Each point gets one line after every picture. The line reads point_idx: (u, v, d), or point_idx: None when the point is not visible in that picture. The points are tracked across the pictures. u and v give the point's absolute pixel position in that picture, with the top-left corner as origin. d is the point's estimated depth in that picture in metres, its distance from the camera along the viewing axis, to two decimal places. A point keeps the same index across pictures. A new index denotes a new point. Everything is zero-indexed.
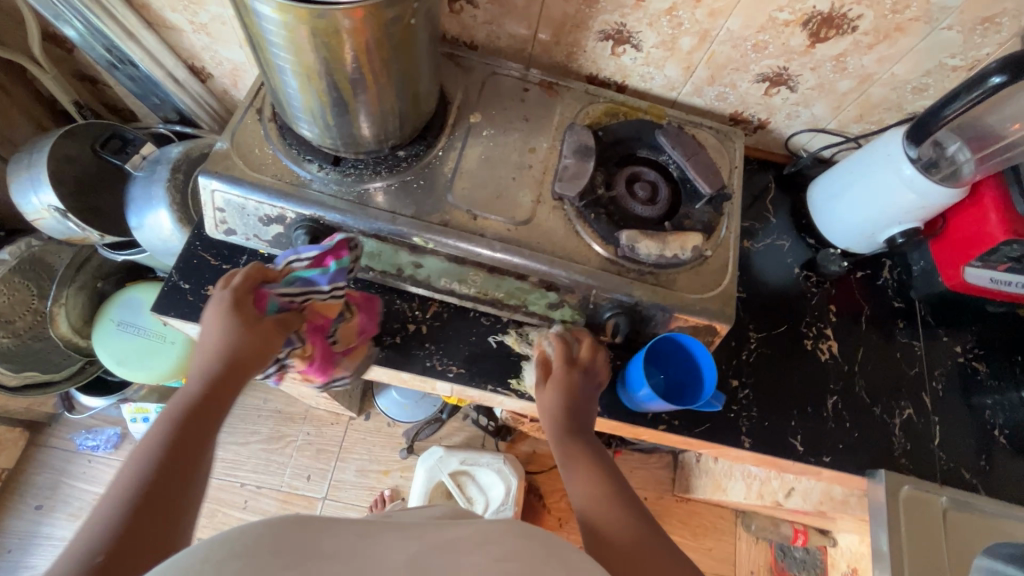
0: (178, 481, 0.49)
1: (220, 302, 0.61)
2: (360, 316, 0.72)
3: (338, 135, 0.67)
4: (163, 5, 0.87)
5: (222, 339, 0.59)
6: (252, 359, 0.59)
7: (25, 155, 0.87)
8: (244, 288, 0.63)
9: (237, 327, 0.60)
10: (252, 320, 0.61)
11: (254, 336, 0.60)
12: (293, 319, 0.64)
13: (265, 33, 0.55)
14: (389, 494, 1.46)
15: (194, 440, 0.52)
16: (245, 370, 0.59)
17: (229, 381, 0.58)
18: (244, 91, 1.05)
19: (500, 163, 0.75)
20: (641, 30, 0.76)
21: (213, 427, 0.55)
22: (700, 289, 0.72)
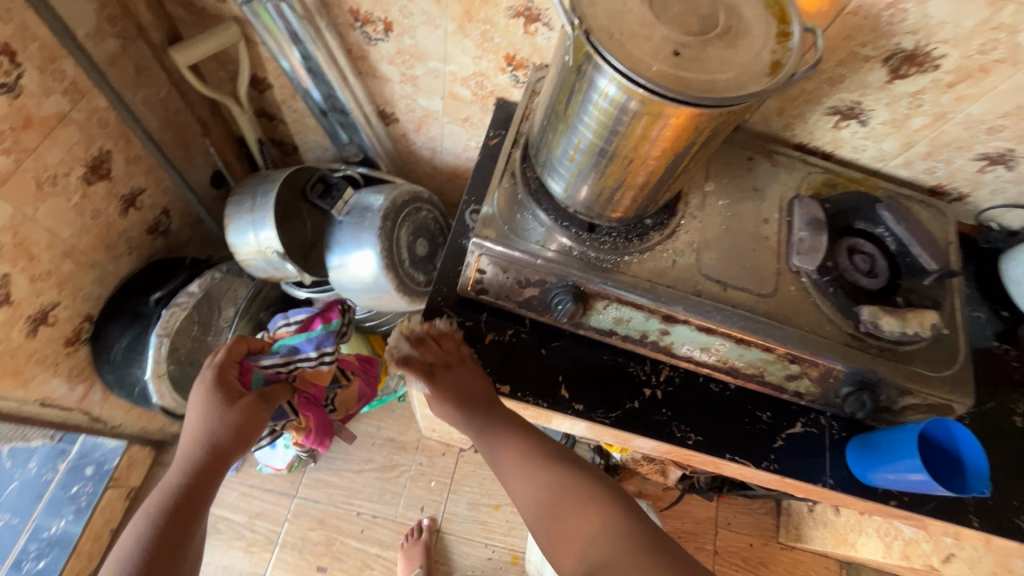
0: (165, 550, 0.58)
1: (210, 379, 0.72)
2: (355, 382, 1.05)
3: (606, 206, 0.69)
4: (383, 58, 0.90)
5: (204, 425, 0.68)
6: (231, 438, 0.68)
7: (246, 197, 0.91)
8: (229, 363, 0.75)
9: (219, 410, 0.69)
10: (233, 396, 0.71)
11: (234, 419, 0.69)
12: (273, 390, 0.77)
13: (603, 119, 0.56)
14: (428, 524, 1.45)
15: (184, 514, 0.62)
16: (223, 456, 0.67)
17: (214, 467, 0.66)
18: (425, 135, 1.08)
19: (738, 233, 0.76)
20: (875, 108, 0.78)
21: (202, 499, 0.64)
22: (938, 367, 0.73)
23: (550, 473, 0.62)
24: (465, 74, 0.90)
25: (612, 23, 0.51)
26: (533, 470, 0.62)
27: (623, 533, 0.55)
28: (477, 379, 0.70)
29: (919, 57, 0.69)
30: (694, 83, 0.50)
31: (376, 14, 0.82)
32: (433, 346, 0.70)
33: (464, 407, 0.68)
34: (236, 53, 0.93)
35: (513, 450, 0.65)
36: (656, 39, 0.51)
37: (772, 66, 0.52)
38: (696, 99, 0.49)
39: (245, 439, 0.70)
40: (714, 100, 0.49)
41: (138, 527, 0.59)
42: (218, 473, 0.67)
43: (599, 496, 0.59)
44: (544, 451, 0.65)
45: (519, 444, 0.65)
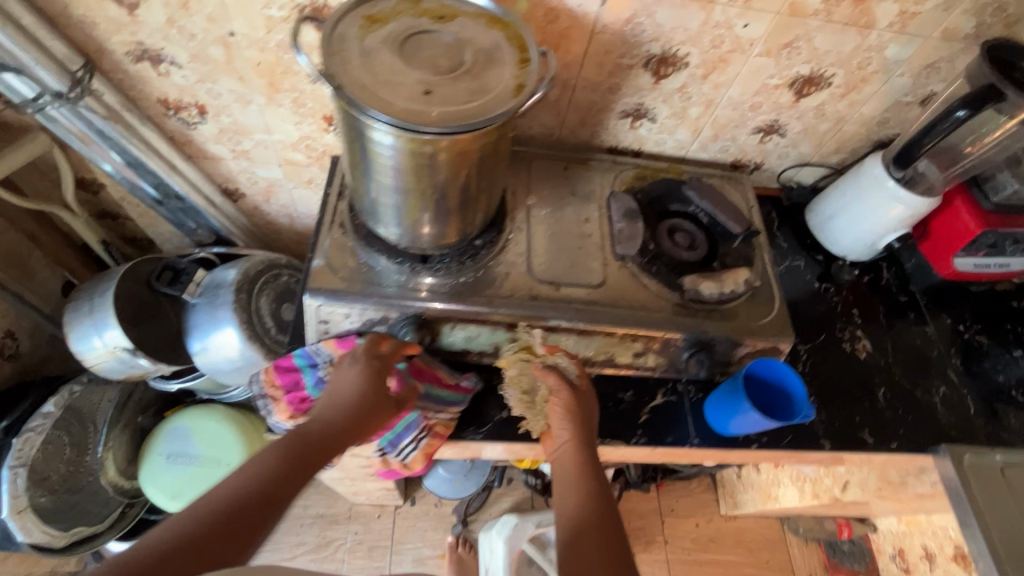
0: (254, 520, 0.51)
1: (366, 365, 0.68)
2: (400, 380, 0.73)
3: (429, 237, 0.73)
4: (207, 139, 0.92)
5: (348, 392, 0.65)
6: (361, 410, 0.65)
7: (84, 301, 0.88)
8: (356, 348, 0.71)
9: (364, 393, 0.66)
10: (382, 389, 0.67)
11: (366, 397, 0.66)
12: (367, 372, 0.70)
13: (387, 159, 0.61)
14: None
15: (282, 483, 0.55)
16: (339, 440, 0.62)
17: (318, 452, 0.60)
18: (276, 204, 1.09)
19: (564, 236, 0.83)
20: (657, 106, 0.89)
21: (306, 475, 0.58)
22: (759, 316, 0.82)
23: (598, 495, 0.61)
24: (293, 140, 0.93)
25: (362, 75, 0.56)
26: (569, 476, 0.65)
27: None
28: (589, 413, 0.72)
29: (670, 58, 0.81)
30: (444, 116, 0.56)
31: (186, 100, 0.84)
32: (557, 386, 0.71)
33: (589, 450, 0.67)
34: (52, 160, 0.91)
35: (566, 458, 0.68)
36: (406, 83, 0.57)
37: (515, 88, 0.59)
38: (446, 129, 0.55)
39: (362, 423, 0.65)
40: (462, 127, 0.55)
41: (216, 488, 0.52)
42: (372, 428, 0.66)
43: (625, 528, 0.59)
44: (592, 461, 0.66)
45: (572, 455, 0.67)
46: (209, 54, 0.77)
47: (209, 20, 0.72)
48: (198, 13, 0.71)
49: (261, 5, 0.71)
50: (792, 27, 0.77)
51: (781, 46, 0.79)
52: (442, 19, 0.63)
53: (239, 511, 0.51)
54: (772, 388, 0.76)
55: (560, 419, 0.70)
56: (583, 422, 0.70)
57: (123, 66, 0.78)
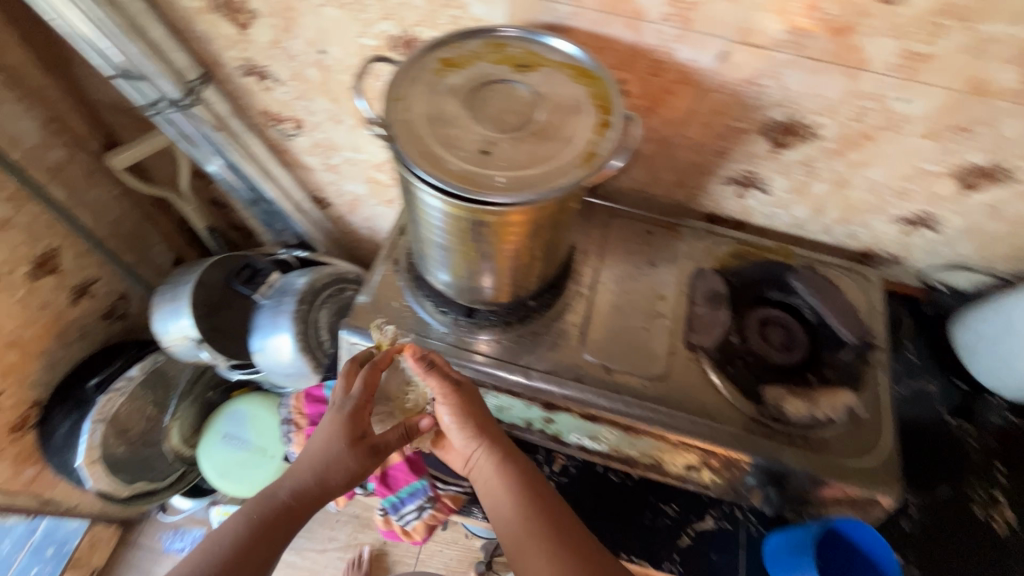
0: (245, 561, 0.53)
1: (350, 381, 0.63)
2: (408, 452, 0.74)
3: (476, 293, 0.68)
4: (302, 150, 0.95)
5: (326, 456, 0.59)
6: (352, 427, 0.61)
7: (171, 287, 0.96)
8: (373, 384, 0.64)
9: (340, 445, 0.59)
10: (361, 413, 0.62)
11: (359, 459, 0.60)
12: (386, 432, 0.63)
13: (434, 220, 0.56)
14: None
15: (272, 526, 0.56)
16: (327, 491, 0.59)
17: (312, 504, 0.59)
18: (359, 216, 1.11)
19: (630, 312, 0.73)
20: (772, 177, 0.75)
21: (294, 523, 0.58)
22: (857, 455, 0.66)
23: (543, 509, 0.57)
24: (378, 161, 0.93)
25: (421, 125, 0.52)
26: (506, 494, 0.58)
27: None
28: (484, 412, 0.63)
29: (796, 127, 0.67)
30: (496, 181, 0.50)
31: (285, 113, 0.87)
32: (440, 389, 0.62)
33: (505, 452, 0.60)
34: (174, 153, 1.00)
35: (484, 465, 0.61)
36: (464, 138, 0.52)
37: (585, 156, 0.51)
38: (493, 197, 0.49)
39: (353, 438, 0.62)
40: (512, 197, 0.49)
41: (203, 547, 0.53)
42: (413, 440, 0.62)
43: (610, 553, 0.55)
44: (527, 471, 0.60)
45: (494, 461, 0.60)
46: (306, 75, 0.79)
47: (309, 43, 0.73)
48: (298, 37, 0.73)
49: (356, 33, 0.70)
50: (969, 108, 0.60)
51: (950, 128, 0.63)
52: (523, 68, 0.57)
53: (246, 549, 0.53)
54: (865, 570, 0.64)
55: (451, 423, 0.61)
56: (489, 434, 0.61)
57: (235, 78, 0.82)
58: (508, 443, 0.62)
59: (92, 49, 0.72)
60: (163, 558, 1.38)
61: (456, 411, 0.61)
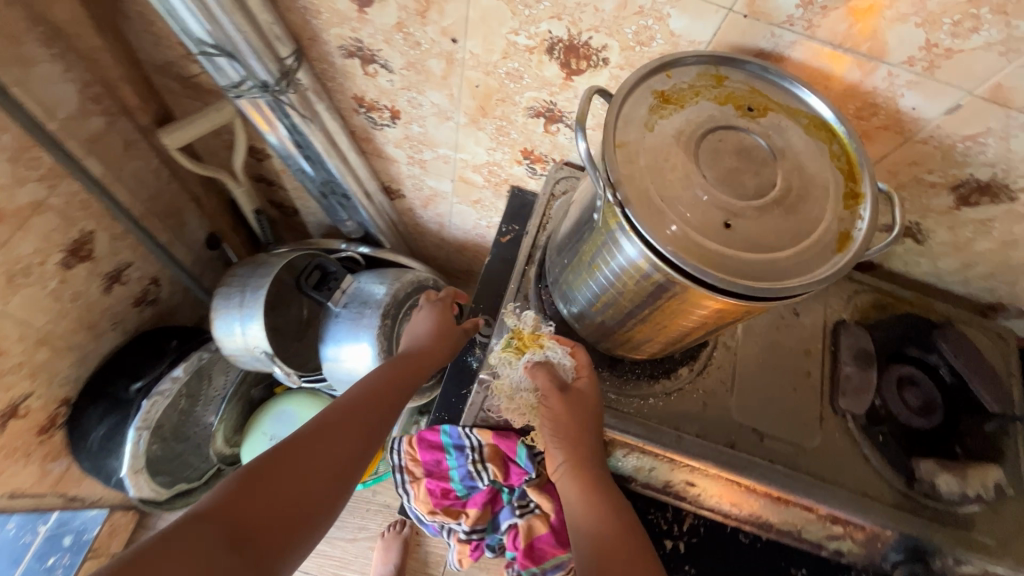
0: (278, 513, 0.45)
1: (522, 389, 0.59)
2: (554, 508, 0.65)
3: (628, 347, 0.60)
4: (389, 141, 0.83)
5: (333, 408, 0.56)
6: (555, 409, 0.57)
7: (235, 288, 0.85)
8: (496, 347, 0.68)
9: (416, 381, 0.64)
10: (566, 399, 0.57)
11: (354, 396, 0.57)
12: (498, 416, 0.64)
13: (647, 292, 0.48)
14: None
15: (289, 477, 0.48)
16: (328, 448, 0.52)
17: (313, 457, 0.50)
18: (432, 212, 1.00)
19: (777, 368, 0.68)
20: (937, 230, 0.70)
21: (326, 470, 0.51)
22: (1003, 537, 0.64)
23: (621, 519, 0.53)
24: (478, 162, 0.82)
25: (650, 185, 0.43)
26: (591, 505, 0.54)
27: None
28: (591, 411, 0.57)
29: (995, 188, 0.61)
30: (747, 266, 0.42)
31: (383, 102, 0.75)
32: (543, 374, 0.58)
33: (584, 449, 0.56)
34: (233, 130, 0.86)
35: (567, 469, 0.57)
36: (702, 206, 0.43)
37: (837, 239, 0.44)
38: (750, 287, 0.41)
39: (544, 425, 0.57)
40: (771, 289, 0.41)
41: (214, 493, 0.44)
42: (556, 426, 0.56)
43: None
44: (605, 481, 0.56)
45: (579, 461, 0.56)
46: (426, 66, 0.66)
47: (443, 32, 0.61)
48: (433, 23, 0.60)
49: (509, 29, 0.58)
50: None
51: None
52: (750, 111, 0.48)
53: (252, 494, 0.45)
54: None
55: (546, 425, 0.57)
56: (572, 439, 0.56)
57: (332, 58, 0.69)
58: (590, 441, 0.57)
59: (188, 14, 0.58)
60: None
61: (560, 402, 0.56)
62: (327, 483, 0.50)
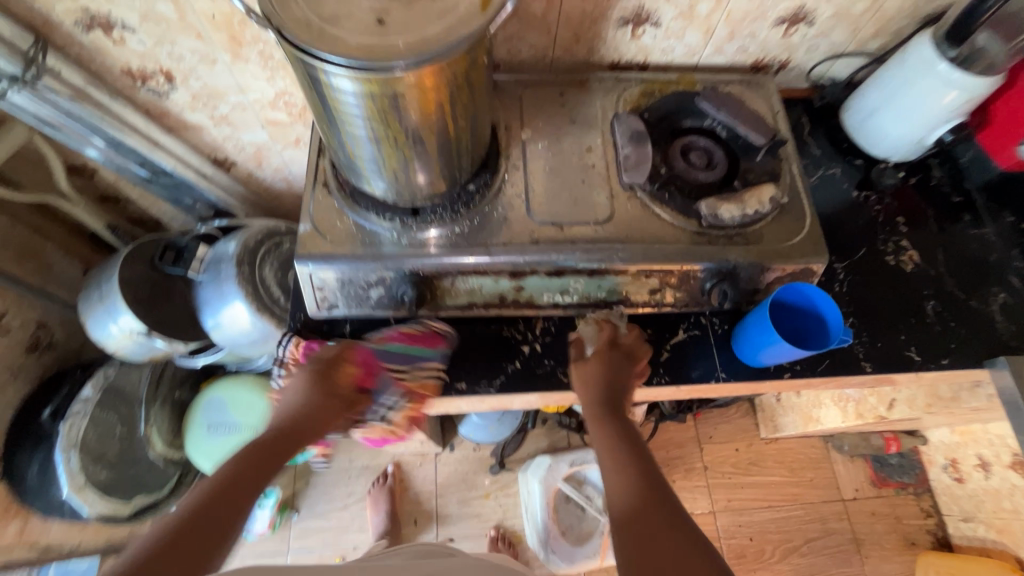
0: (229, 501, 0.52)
1: (313, 373, 0.66)
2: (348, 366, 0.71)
3: (410, 188, 0.68)
4: (183, 108, 0.88)
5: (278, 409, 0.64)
6: (311, 419, 0.63)
7: (94, 289, 0.90)
8: (325, 361, 0.67)
9: (307, 385, 0.65)
10: (334, 394, 0.65)
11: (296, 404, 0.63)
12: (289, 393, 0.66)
13: (350, 108, 0.55)
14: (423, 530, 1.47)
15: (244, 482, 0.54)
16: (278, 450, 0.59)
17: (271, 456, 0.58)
18: (268, 169, 1.05)
19: (564, 169, 0.76)
20: (660, 8, 0.78)
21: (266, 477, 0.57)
22: (788, 236, 0.75)
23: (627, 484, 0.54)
24: (270, 97, 0.87)
25: (307, 11, 0.50)
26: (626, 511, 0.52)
27: None
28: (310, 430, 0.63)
29: None
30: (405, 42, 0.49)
31: (150, 67, 0.79)
32: (326, 361, 0.67)
33: (612, 409, 0.64)
34: (39, 149, 0.89)
35: (605, 455, 0.59)
36: (359, 14, 0.50)
37: (483, 3, 0.51)
38: (404, 57, 0.49)
39: (318, 434, 0.63)
40: (421, 55, 0.49)
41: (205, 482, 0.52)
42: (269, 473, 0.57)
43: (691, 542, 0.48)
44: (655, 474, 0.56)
45: (608, 452, 0.59)
46: (159, 12, 0.71)
47: None
48: None
49: None
50: None
51: None
52: None
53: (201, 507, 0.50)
54: (802, 316, 0.71)
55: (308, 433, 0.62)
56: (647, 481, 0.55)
57: (77, 38, 0.73)
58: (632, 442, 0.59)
59: None
60: None
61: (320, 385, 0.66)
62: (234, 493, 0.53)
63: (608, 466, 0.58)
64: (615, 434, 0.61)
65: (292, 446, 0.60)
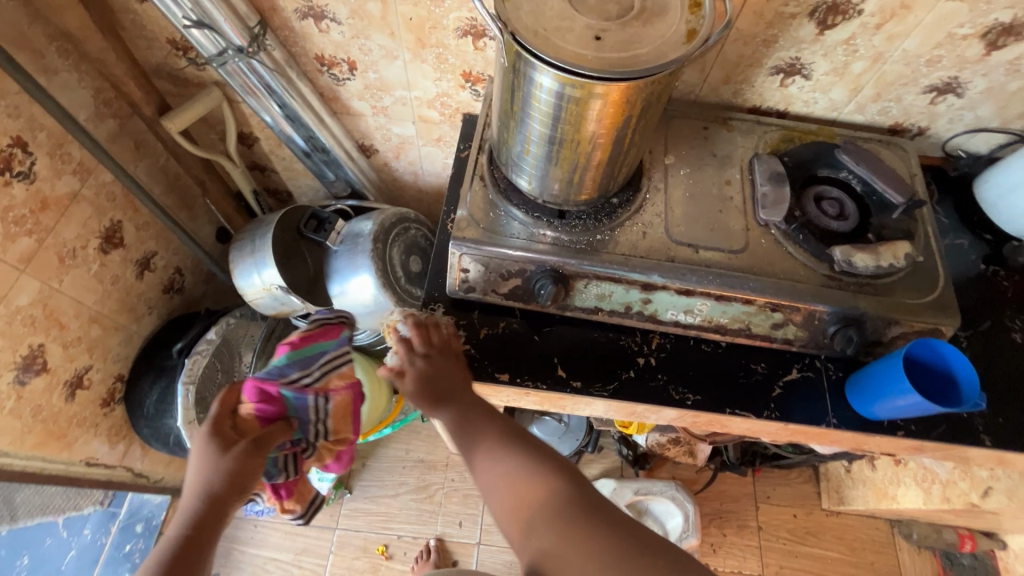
0: (193, 554, 0.58)
1: (200, 434, 0.66)
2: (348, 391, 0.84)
3: (565, 191, 0.74)
4: (353, 96, 0.98)
5: (202, 472, 0.62)
6: (225, 470, 0.63)
7: (247, 243, 1.00)
8: (220, 417, 0.68)
9: (216, 455, 0.64)
10: (225, 447, 0.65)
11: (231, 467, 0.64)
12: (269, 436, 0.70)
13: (547, 109, 0.61)
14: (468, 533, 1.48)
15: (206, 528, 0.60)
16: (223, 505, 0.62)
17: (212, 516, 0.61)
18: (404, 161, 1.14)
19: (703, 197, 0.80)
20: (815, 61, 0.82)
21: (213, 532, 0.61)
22: (919, 294, 0.75)
23: (509, 461, 0.59)
24: (430, 96, 0.96)
25: (533, 21, 0.57)
26: (509, 485, 0.58)
27: (571, 526, 0.52)
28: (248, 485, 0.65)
29: (841, 6, 0.74)
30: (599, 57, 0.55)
31: (340, 56, 0.90)
32: (420, 333, 0.69)
33: (434, 394, 0.66)
34: (223, 115, 1.01)
35: (455, 429, 0.64)
36: (576, 29, 0.56)
37: (688, 34, 0.56)
38: (588, 74, 0.54)
39: (245, 489, 0.64)
40: (600, 75, 0.54)
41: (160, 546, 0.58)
42: (218, 526, 0.62)
43: (574, 499, 0.55)
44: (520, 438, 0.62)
45: (464, 423, 0.64)
46: (367, 10, 0.81)
47: None
48: None
49: None
50: None
51: None
52: None
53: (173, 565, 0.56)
54: (932, 374, 0.72)
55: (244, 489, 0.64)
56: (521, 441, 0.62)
57: (291, 23, 0.84)
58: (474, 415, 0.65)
59: None
60: (246, 523, 1.47)
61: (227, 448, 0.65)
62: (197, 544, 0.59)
63: (478, 438, 0.63)
64: (475, 416, 0.65)
65: (222, 504, 0.62)
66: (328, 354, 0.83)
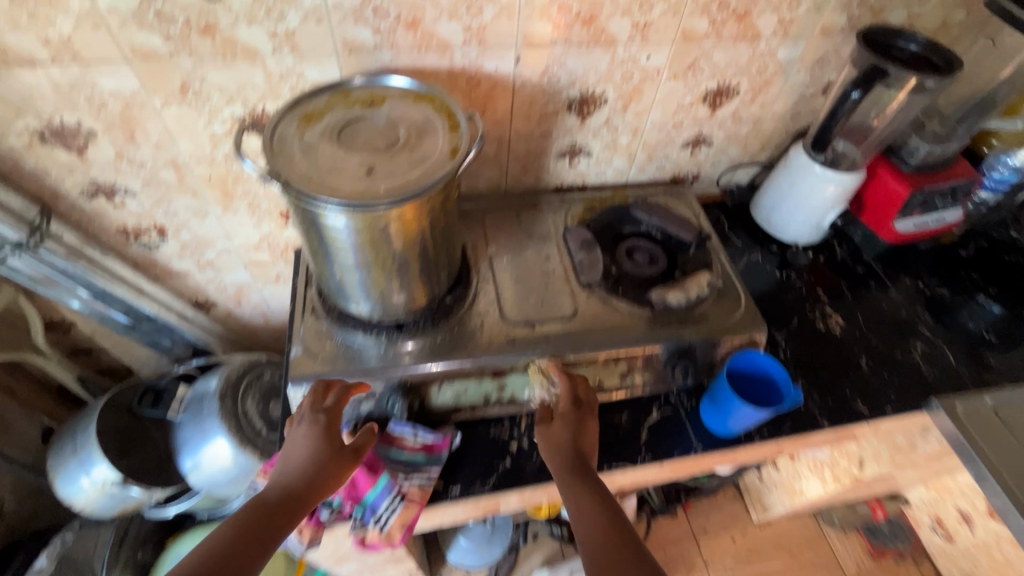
0: (265, 540, 0.54)
1: (316, 425, 0.64)
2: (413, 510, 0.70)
3: (394, 305, 0.76)
4: (171, 257, 0.95)
5: (298, 452, 0.62)
6: (325, 465, 0.61)
7: (66, 443, 0.87)
8: (335, 408, 0.67)
9: (316, 440, 0.63)
10: (337, 448, 0.64)
11: (315, 462, 0.61)
12: (361, 442, 0.67)
13: (344, 240, 0.64)
14: None
15: (281, 518, 0.56)
16: (306, 504, 0.59)
17: (291, 514, 0.57)
18: (247, 305, 1.10)
19: (529, 276, 0.87)
20: (589, 142, 0.95)
21: (283, 530, 0.56)
22: (729, 313, 0.85)
23: (593, 537, 0.55)
24: (254, 240, 0.96)
25: (305, 167, 0.60)
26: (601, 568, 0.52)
27: None
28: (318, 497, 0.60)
29: (589, 98, 0.88)
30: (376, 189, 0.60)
31: (144, 224, 0.87)
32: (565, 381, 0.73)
33: (579, 461, 0.64)
34: (21, 309, 0.92)
35: (575, 487, 0.61)
36: (348, 167, 0.61)
37: (451, 152, 0.64)
38: (367, 205, 0.58)
39: (314, 500, 0.60)
40: (381, 202, 0.59)
41: (232, 519, 0.55)
42: (286, 527, 0.56)
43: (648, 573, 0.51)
44: (616, 514, 0.57)
45: (580, 486, 0.61)
46: (161, 178, 0.81)
47: (157, 146, 0.77)
48: (144, 143, 0.76)
49: (203, 125, 0.76)
50: (690, 50, 0.84)
51: (684, 69, 0.87)
52: (371, 104, 0.68)
53: (236, 549, 0.51)
54: (760, 381, 0.81)
55: (589, 480, 0.61)
56: (610, 523, 0.56)
57: (78, 205, 0.81)
58: (587, 484, 0.61)
59: None
60: None
61: (327, 434, 0.64)
62: (264, 531, 0.54)
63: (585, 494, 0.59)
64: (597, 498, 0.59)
65: (299, 508, 0.58)
66: (426, 465, 0.72)
